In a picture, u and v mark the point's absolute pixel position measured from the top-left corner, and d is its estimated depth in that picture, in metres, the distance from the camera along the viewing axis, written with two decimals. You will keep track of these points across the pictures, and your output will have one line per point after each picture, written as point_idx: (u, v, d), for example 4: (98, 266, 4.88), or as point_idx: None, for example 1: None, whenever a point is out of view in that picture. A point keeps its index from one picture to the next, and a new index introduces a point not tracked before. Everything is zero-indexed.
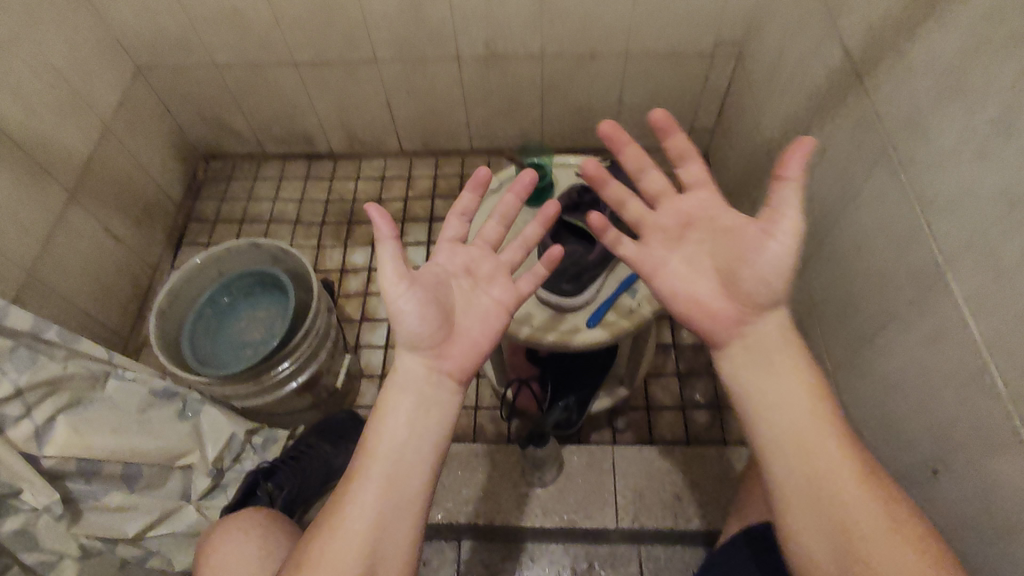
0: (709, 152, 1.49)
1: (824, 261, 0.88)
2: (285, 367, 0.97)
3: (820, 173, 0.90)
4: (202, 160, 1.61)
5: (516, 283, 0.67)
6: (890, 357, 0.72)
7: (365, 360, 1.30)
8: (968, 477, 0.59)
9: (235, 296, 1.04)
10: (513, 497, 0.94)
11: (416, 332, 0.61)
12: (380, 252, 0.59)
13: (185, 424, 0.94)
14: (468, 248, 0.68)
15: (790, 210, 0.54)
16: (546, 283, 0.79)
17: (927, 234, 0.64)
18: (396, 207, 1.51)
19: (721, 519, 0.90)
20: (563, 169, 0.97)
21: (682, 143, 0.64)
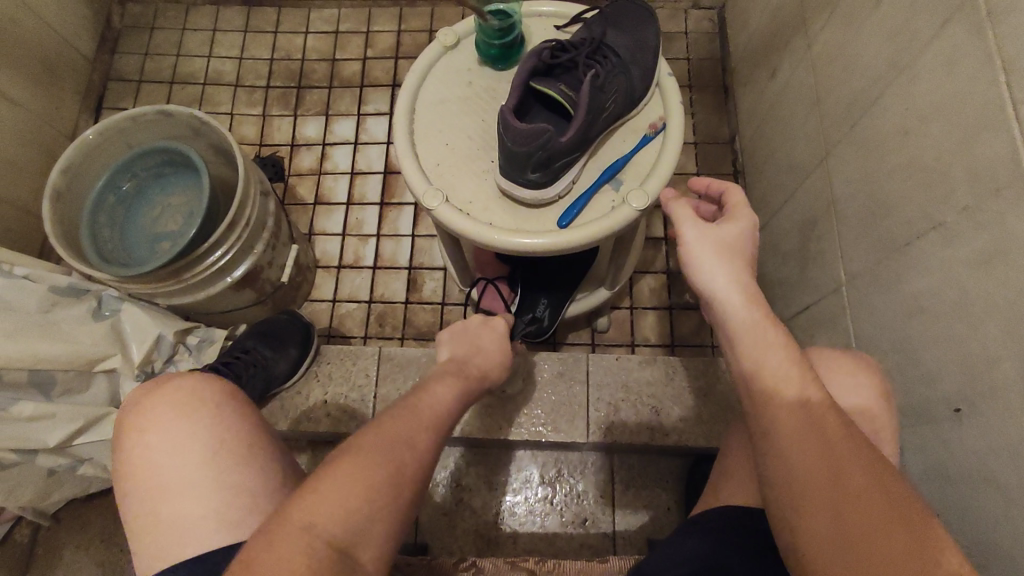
0: (727, 6, 1.24)
1: (856, 149, 0.72)
2: (213, 261, 0.84)
3: (866, 33, 0.71)
4: (118, 2, 1.34)
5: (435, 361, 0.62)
6: (923, 272, 0.59)
7: (321, 249, 1.16)
8: (1003, 425, 0.49)
9: (143, 178, 0.87)
10: (475, 408, 0.86)
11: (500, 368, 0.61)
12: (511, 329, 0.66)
13: (102, 324, 0.83)
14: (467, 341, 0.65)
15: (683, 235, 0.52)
16: (509, 174, 0.63)
17: (1008, 120, 0.48)
18: (354, 69, 1.28)
19: (699, 435, 0.83)
20: (537, 19, 0.77)
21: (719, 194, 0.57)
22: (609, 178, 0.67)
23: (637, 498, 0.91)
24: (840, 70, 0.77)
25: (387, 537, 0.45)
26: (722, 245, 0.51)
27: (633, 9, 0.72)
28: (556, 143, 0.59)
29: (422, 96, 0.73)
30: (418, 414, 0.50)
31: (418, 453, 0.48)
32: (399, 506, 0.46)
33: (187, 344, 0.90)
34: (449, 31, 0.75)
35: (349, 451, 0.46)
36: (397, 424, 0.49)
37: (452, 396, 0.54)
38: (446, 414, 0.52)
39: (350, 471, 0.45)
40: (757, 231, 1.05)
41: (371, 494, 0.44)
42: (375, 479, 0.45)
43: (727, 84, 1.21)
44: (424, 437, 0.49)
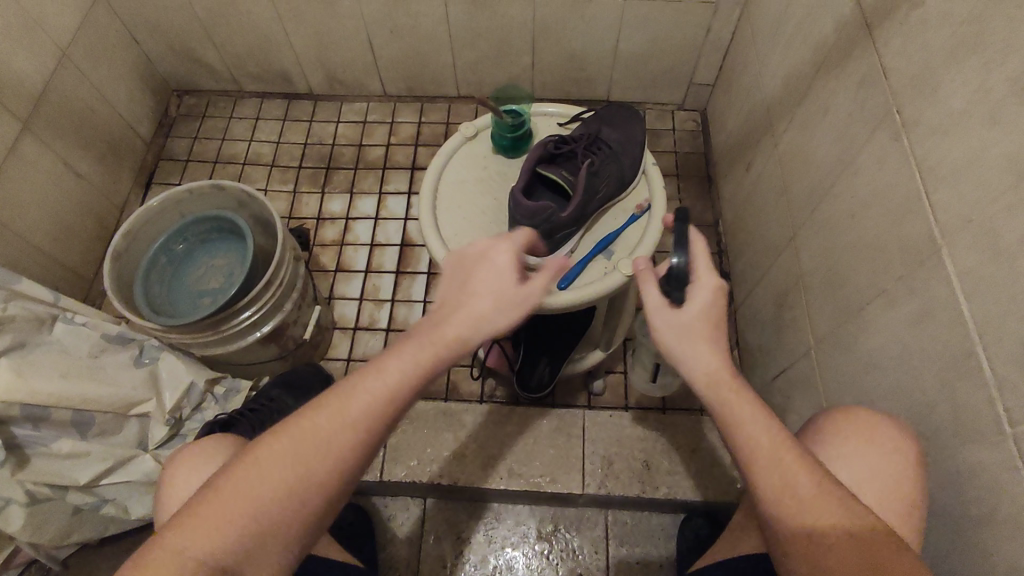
0: (708, 109, 1.42)
1: (816, 229, 0.83)
2: (246, 316, 0.93)
3: (818, 135, 0.85)
4: (174, 94, 1.52)
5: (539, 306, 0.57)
6: (875, 333, 0.68)
7: (339, 312, 1.26)
8: (944, 462, 0.56)
9: (191, 242, 0.98)
10: (479, 459, 0.92)
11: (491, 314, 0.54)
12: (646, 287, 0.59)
13: (142, 371, 0.91)
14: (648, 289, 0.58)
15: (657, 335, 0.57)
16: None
17: (925, 206, 0.60)
18: (377, 154, 1.44)
19: (689, 490, 0.89)
20: (543, 117, 0.91)
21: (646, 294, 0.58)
22: (602, 249, 0.78)
23: (632, 553, 0.95)
24: (800, 164, 0.90)
25: (305, 529, 0.52)
26: (686, 317, 0.55)
27: (623, 111, 0.86)
28: (557, 218, 0.70)
29: (444, 177, 0.86)
30: (338, 415, 0.51)
31: (334, 455, 0.51)
32: (320, 501, 0.51)
33: (215, 393, 0.97)
34: (468, 125, 0.89)
35: (255, 463, 0.51)
36: (314, 432, 0.51)
37: (389, 386, 0.52)
38: (377, 407, 0.51)
39: (251, 481, 0.50)
40: (739, 304, 1.16)
41: (272, 501, 0.50)
42: (280, 489, 0.50)
43: (710, 175, 1.36)
44: (339, 442, 0.51)
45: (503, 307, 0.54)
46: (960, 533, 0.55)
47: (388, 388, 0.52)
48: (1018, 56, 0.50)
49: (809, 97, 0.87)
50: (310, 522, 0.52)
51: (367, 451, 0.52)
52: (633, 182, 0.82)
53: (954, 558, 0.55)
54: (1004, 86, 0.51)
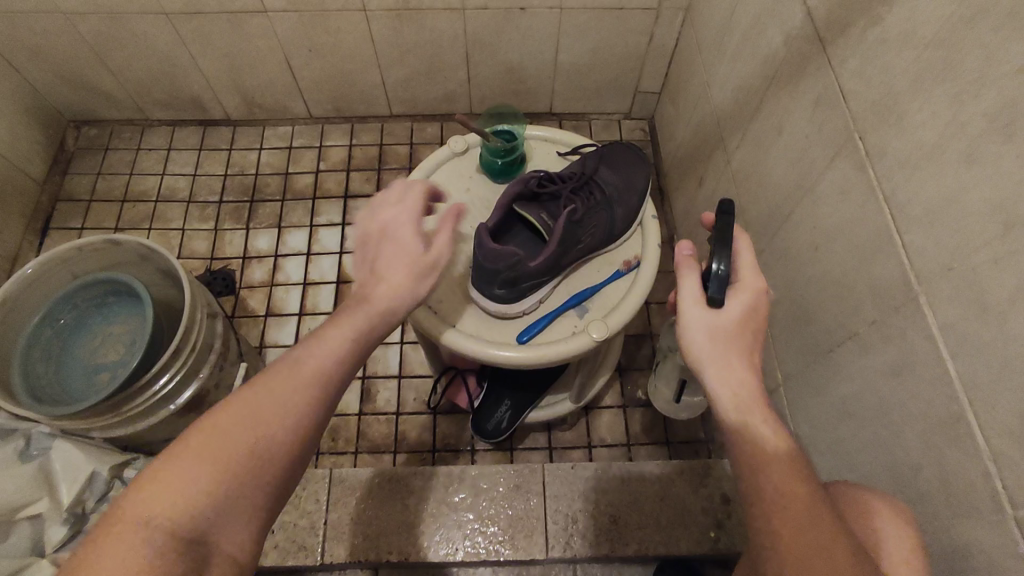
0: (656, 118, 1.36)
1: (777, 258, 0.78)
2: (159, 387, 0.81)
3: (772, 156, 0.79)
4: (71, 126, 1.36)
5: (692, 309, 0.49)
6: (847, 379, 0.63)
7: (271, 362, 1.15)
8: (932, 535, 0.51)
9: (82, 308, 0.86)
10: (429, 529, 0.83)
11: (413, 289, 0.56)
12: (682, 277, 0.50)
13: (28, 466, 0.78)
14: (693, 289, 0.49)
15: (690, 331, 0.48)
16: (478, 286, 0.66)
17: (897, 246, 0.54)
18: (306, 182, 1.33)
19: (659, 542, 0.82)
20: (537, 140, 0.82)
21: (692, 288, 0.50)
22: (576, 304, 0.69)
23: None
24: (756, 186, 0.84)
25: (232, 542, 0.44)
26: (728, 330, 0.48)
27: (631, 154, 0.77)
28: (525, 267, 0.62)
29: (422, 191, 0.77)
30: (262, 399, 0.46)
31: (252, 446, 0.45)
32: (245, 505, 0.45)
33: (123, 478, 0.85)
34: (459, 139, 0.80)
35: (152, 474, 0.42)
36: (227, 426, 0.45)
37: (338, 352, 0.51)
38: (321, 374, 0.49)
39: (148, 502, 0.41)
40: None
41: (184, 517, 0.42)
42: (190, 502, 0.42)
43: (661, 188, 1.30)
44: (261, 428, 0.46)
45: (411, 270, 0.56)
46: None
47: (342, 355, 0.51)
48: (997, 88, 0.44)
49: (761, 114, 0.82)
50: (238, 531, 0.44)
51: (300, 437, 0.47)
52: (626, 234, 0.73)
53: None
54: (980, 120, 0.45)
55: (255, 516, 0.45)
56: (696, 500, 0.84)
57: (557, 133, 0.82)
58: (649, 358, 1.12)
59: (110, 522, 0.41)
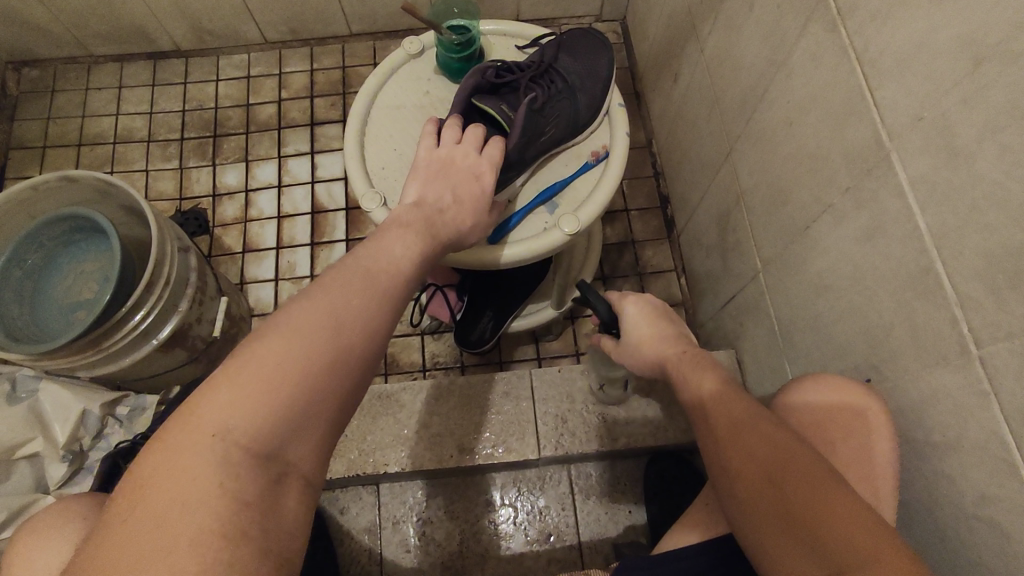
0: (628, 19, 1.30)
1: (752, 143, 0.76)
2: (134, 323, 0.80)
3: (744, 35, 0.75)
4: (13, 69, 1.29)
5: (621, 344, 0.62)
6: (822, 253, 0.62)
7: (253, 298, 1.14)
8: (902, 389, 0.52)
9: (50, 247, 0.83)
10: (422, 439, 0.85)
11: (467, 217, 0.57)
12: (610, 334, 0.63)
13: (19, 408, 0.78)
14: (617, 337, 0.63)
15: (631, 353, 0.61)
16: None
17: (869, 105, 0.52)
18: (268, 112, 1.27)
19: (647, 435, 0.85)
20: (494, 36, 0.78)
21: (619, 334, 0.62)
22: (545, 200, 0.69)
23: (599, 505, 0.93)
24: (729, 71, 0.81)
25: (309, 462, 0.39)
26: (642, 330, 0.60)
27: (589, 40, 0.75)
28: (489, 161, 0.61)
29: (379, 98, 0.74)
30: (333, 302, 0.42)
31: (331, 350, 0.40)
32: (323, 419, 0.39)
33: (116, 415, 0.86)
34: (414, 40, 0.76)
35: (226, 377, 0.37)
36: (296, 327, 0.40)
37: (403, 259, 0.48)
38: (387, 281, 0.46)
39: (223, 411, 0.36)
40: (680, 229, 1.09)
41: (258, 430, 0.36)
42: (271, 408, 0.37)
43: (637, 92, 1.26)
44: (337, 330, 0.41)
45: (460, 201, 0.57)
46: (920, 460, 0.51)
47: (405, 265, 0.48)
48: None
49: None
50: (312, 449, 0.39)
51: (375, 345, 0.43)
52: (592, 125, 0.71)
53: (920, 488, 0.51)
54: None
55: (331, 434, 0.40)
56: None
57: (515, 27, 0.79)
58: (631, 266, 1.12)
59: (172, 436, 0.36)
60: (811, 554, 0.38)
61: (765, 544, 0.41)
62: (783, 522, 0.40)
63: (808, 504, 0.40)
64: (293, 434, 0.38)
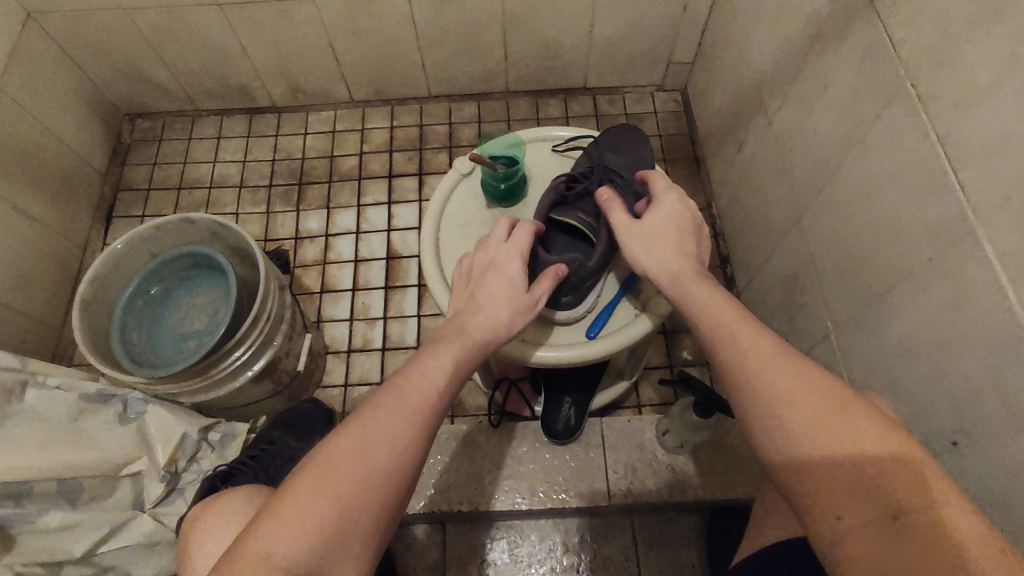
0: (689, 89, 1.38)
1: (825, 211, 0.81)
2: (236, 357, 0.86)
3: (818, 112, 0.81)
4: (127, 119, 1.43)
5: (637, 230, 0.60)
6: (901, 318, 0.66)
7: (329, 335, 1.20)
8: (994, 451, 0.54)
9: (168, 280, 0.93)
10: (496, 479, 0.88)
11: (502, 317, 0.56)
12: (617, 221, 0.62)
13: (128, 428, 0.85)
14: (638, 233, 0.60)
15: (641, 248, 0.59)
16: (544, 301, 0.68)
17: (952, 184, 0.57)
18: (350, 164, 1.37)
19: (716, 488, 0.87)
20: (533, 146, 0.82)
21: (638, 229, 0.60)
22: (629, 288, 0.73)
23: (661, 558, 0.93)
24: (800, 144, 0.87)
25: None
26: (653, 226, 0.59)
27: (631, 130, 0.78)
28: (585, 268, 0.64)
29: (471, 178, 0.79)
30: (366, 429, 0.46)
31: (361, 475, 0.44)
32: (356, 541, 0.44)
33: (210, 440, 0.92)
34: (463, 160, 0.79)
35: (273, 506, 0.43)
36: (330, 455, 0.45)
37: (438, 377, 0.50)
38: (420, 401, 0.48)
39: (267, 540, 0.42)
40: (743, 288, 1.13)
41: (295, 555, 0.41)
42: (305, 536, 0.42)
43: (698, 157, 1.32)
44: (371, 453, 0.45)
45: (498, 301, 0.56)
46: (1017, 523, 0.52)
47: (440, 381, 0.50)
48: None
49: (805, 72, 0.84)
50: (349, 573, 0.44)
51: (407, 468, 0.47)
52: None
53: None
54: None
55: (367, 552, 0.45)
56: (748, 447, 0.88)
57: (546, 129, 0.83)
58: None
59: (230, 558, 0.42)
60: (895, 534, 0.41)
61: (847, 516, 0.43)
62: (872, 503, 0.43)
63: (902, 491, 0.42)
64: (329, 556, 0.42)
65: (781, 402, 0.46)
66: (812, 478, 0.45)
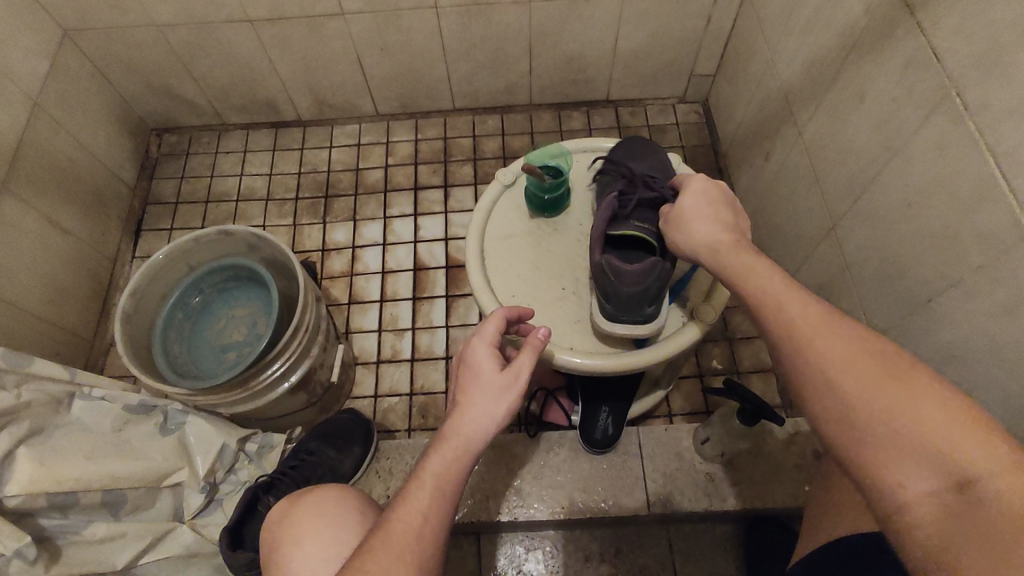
0: (710, 100, 1.40)
1: (862, 219, 0.81)
2: (274, 369, 0.86)
3: (854, 121, 0.82)
4: (154, 134, 1.45)
5: (684, 210, 0.62)
6: (950, 325, 0.66)
7: (358, 346, 1.20)
8: None
9: (207, 292, 0.93)
10: (534, 489, 0.88)
11: (487, 410, 0.53)
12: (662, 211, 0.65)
13: (169, 438, 0.85)
14: (680, 216, 0.62)
15: (692, 224, 0.60)
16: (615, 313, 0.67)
17: (1006, 191, 0.57)
18: (376, 177, 1.39)
19: (756, 497, 0.86)
20: (576, 157, 0.83)
21: (686, 212, 0.62)
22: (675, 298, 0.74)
23: (699, 569, 0.93)
24: (834, 154, 0.88)
25: None
26: (697, 208, 0.61)
27: (648, 142, 0.79)
28: (664, 272, 0.63)
29: (512, 189, 0.80)
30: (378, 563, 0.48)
31: None
32: None
33: (247, 451, 0.92)
34: (506, 170, 0.80)
35: None
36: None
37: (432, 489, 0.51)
38: (422, 517, 0.50)
39: None
40: None
41: None
42: None
43: (721, 167, 1.34)
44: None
45: (478, 399, 0.54)
46: None
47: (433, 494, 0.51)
48: None
49: (839, 83, 0.85)
50: None
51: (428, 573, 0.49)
52: None
53: None
54: None
55: None
56: (787, 455, 0.87)
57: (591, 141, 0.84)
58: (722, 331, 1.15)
59: None
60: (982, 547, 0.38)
61: (907, 483, 0.42)
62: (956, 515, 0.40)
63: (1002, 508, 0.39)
64: None
65: (836, 366, 0.46)
66: (861, 439, 0.44)
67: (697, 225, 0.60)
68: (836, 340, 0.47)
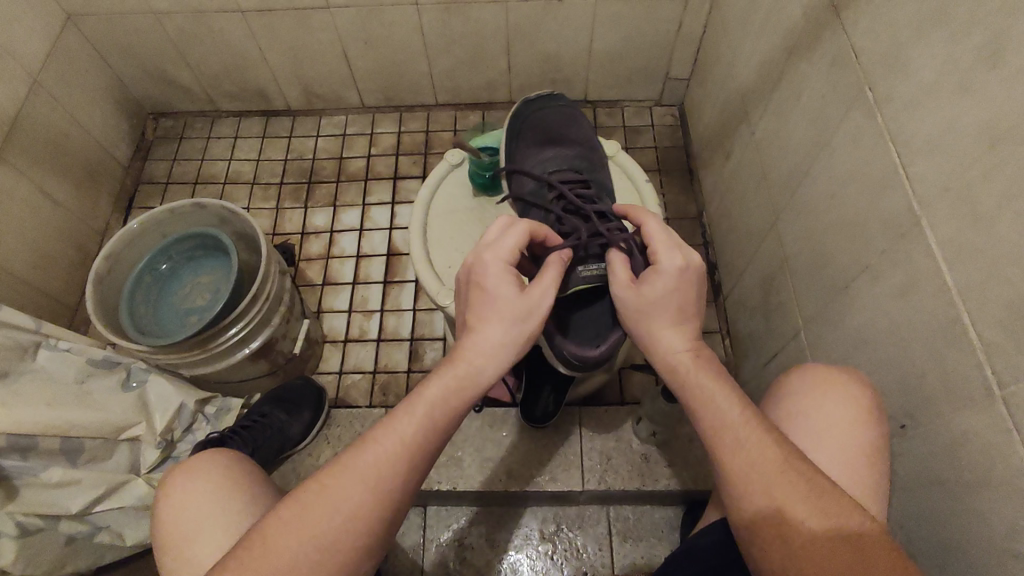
0: (685, 104, 1.44)
1: (798, 213, 0.84)
2: (233, 333, 0.91)
3: (793, 120, 0.85)
4: (151, 118, 1.51)
5: (641, 298, 0.57)
6: (860, 309, 0.69)
7: (327, 325, 1.25)
8: (935, 430, 0.57)
9: (177, 260, 0.99)
10: (475, 461, 0.92)
11: (507, 330, 0.53)
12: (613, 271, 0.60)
13: (130, 395, 0.90)
14: (632, 299, 0.57)
15: (647, 323, 0.56)
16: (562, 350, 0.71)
17: (903, 179, 0.60)
18: (358, 166, 1.44)
19: (687, 479, 0.89)
20: None
21: (642, 306, 0.56)
22: None
23: (635, 549, 0.95)
24: (778, 151, 0.91)
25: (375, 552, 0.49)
26: (656, 304, 0.56)
27: (569, 144, 0.79)
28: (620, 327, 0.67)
29: (459, 169, 0.85)
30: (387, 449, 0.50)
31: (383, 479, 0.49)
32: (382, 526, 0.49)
33: (206, 413, 0.98)
34: (455, 152, 0.86)
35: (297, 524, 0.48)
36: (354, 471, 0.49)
37: (444, 391, 0.52)
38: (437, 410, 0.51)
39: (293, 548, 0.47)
40: (728, 294, 1.16)
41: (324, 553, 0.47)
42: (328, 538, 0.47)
43: (691, 168, 1.37)
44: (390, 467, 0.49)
45: (502, 317, 0.53)
46: (956, 499, 0.54)
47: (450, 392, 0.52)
48: (985, 23, 0.50)
49: (783, 83, 0.88)
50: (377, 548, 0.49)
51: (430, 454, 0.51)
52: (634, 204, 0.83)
53: (952, 526, 0.54)
54: (972, 54, 0.51)
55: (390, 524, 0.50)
56: None
57: None
58: None
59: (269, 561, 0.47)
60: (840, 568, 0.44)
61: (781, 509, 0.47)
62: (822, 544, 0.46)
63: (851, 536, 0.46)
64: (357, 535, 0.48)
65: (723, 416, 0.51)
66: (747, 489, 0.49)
67: (652, 329, 0.56)
68: (763, 447, 0.49)
